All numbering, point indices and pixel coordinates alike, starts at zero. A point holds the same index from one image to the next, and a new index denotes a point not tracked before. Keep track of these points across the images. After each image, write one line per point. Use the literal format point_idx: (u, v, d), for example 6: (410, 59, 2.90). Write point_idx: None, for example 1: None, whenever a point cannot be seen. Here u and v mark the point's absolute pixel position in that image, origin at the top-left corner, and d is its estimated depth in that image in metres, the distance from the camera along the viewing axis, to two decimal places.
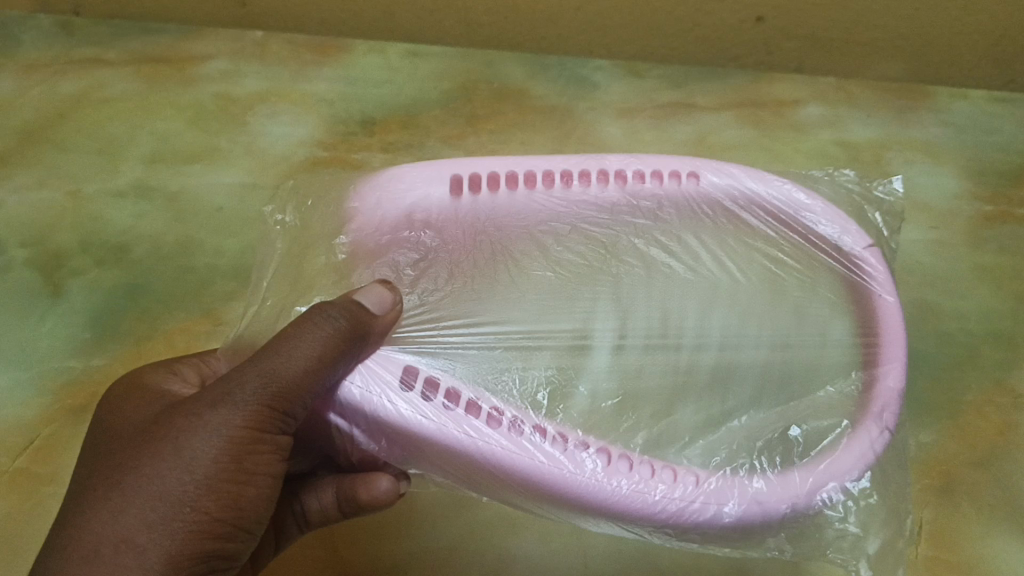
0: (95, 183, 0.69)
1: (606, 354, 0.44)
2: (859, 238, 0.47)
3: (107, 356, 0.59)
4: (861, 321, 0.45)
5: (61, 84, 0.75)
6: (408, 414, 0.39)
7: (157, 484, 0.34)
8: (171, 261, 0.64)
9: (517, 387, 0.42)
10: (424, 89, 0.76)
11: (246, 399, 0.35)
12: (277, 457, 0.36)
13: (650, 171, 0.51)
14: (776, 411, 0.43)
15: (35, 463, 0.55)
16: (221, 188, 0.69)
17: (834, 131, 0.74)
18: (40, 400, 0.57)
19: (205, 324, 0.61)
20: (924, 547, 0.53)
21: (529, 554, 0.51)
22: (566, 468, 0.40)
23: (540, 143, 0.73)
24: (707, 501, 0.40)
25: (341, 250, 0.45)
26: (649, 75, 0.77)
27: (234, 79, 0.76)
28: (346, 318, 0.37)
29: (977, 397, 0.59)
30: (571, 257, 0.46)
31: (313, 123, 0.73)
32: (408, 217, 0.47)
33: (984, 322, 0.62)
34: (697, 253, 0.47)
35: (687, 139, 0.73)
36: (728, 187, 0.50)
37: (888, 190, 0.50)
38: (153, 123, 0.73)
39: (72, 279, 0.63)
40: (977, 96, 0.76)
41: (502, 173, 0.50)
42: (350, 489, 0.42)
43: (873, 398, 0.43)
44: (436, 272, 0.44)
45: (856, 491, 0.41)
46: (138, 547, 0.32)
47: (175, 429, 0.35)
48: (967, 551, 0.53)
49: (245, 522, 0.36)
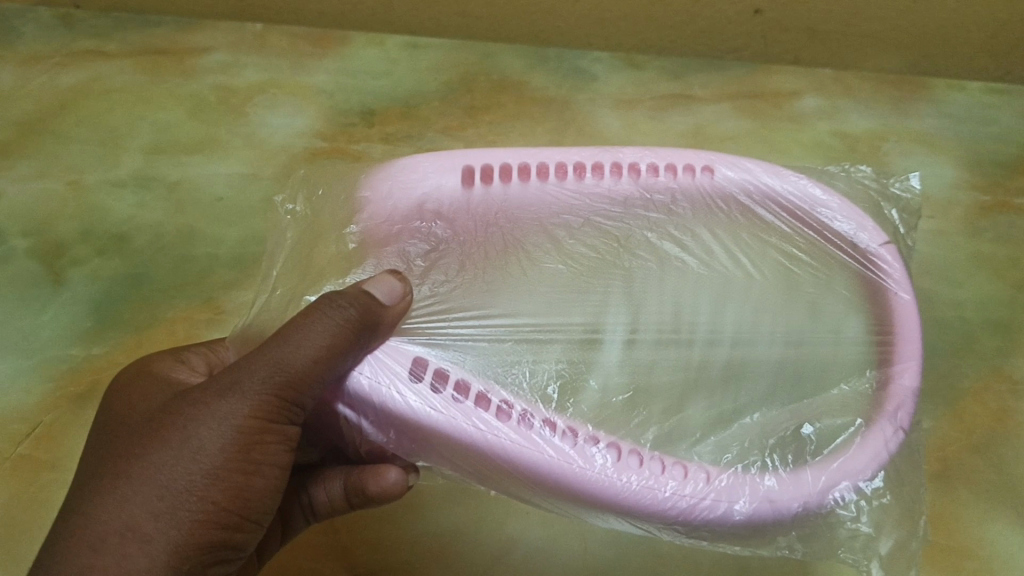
0: (96, 173, 0.68)
1: (618, 348, 0.43)
2: (875, 235, 0.47)
3: (109, 344, 0.59)
4: (876, 319, 0.45)
5: (61, 75, 0.74)
6: (417, 406, 0.39)
7: (163, 473, 0.33)
8: (173, 250, 0.64)
9: (528, 380, 0.41)
10: (424, 80, 0.75)
11: (255, 389, 0.34)
12: (285, 447, 0.36)
13: (663, 164, 0.50)
14: (788, 409, 0.43)
15: (38, 449, 0.54)
16: (222, 178, 0.68)
17: (833, 123, 0.73)
18: (41, 387, 0.57)
19: (206, 312, 0.60)
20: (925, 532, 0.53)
21: (535, 541, 0.51)
22: (576, 463, 0.40)
23: (541, 132, 0.72)
24: (718, 498, 0.40)
25: (352, 239, 0.44)
26: (648, 67, 0.77)
27: (233, 71, 0.75)
28: (356, 307, 0.37)
29: (974, 383, 0.58)
30: (583, 250, 0.46)
31: (312, 113, 0.72)
32: (419, 207, 0.46)
33: (981, 309, 0.62)
34: (710, 248, 0.47)
35: (687, 130, 0.73)
36: (743, 182, 0.49)
37: (905, 187, 0.50)
38: (154, 114, 0.72)
39: (72, 268, 0.63)
40: (974, 88, 0.76)
41: (514, 164, 0.49)
42: (359, 481, 0.42)
43: (887, 397, 0.43)
44: (447, 263, 0.44)
45: (869, 491, 0.41)
46: (146, 537, 0.32)
47: (183, 418, 0.34)
48: (966, 535, 0.53)
49: (252, 512, 0.35)
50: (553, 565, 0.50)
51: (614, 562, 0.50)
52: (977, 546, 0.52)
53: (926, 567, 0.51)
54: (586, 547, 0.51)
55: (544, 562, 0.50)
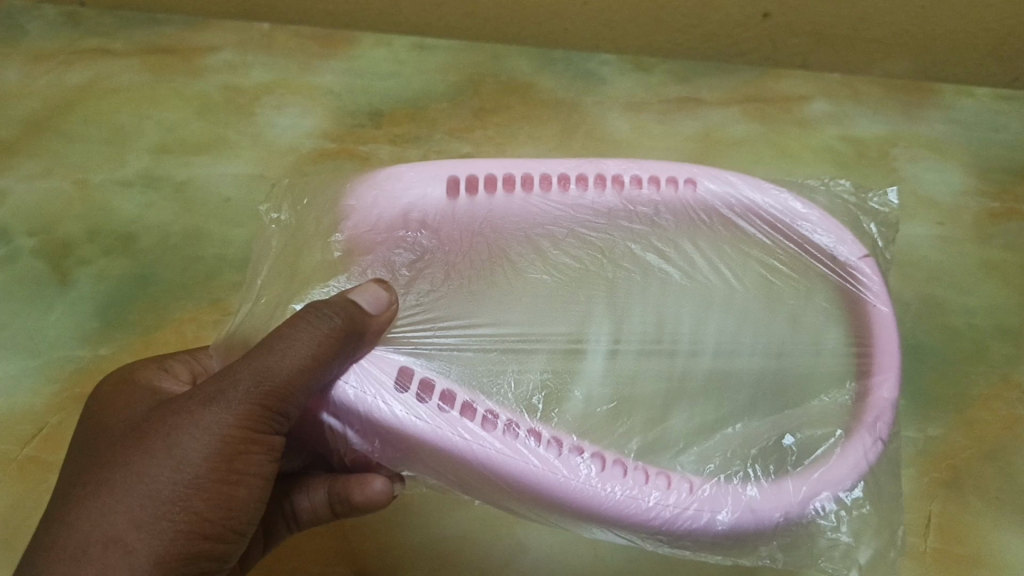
0: (103, 172, 0.69)
1: (602, 358, 0.44)
2: (854, 248, 0.47)
3: (116, 345, 0.60)
4: (855, 330, 0.45)
5: (70, 74, 0.75)
6: (403, 416, 0.39)
7: (147, 483, 0.34)
8: (179, 251, 0.65)
9: (513, 390, 0.42)
10: (431, 82, 0.76)
11: (238, 399, 0.35)
12: (268, 458, 0.37)
13: (647, 176, 0.51)
14: (770, 420, 0.43)
15: (44, 450, 0.55)
16: (228, 178, 0.69)
17: (840, 127, 0.73)
18: (48, 387, 0.58)
19: (214, 313, 0.61)
20: (931, 538, 0.52)
21: (537, 545, 0.51)
22: (561, 473, 0.40)
23: (548, 135, 0.72)
24: (701, 508, 0.40)
25: (337, 247, 0.44)
26: (655, 69, 0.77)
27: (241, 71, 0.76)
28: (342, 317, 0.37)
29: (981, 391, 0.58)
30: (567, 260, 0.47)
31: (321, 115, 0.73)
32: (403, 217, 0.47)
33: (990, 316, 0.62)
34: (693, 259, 0.47)
35: (693, 133, 0.72)
36: (726, 194, 0.50)
37: (883, 202, 0.50)
38: (160, 114, 0.73)
39: (80, 267, 0.64)
40: (983, 94, 0.75)
41: (500, 175, 0.50)
42: (343, 490, 0.42)
43: (868, 407, 0.43)
44: (432, 273, 0.44)
45: (849, 500, 0.41)
46: (128, 548, 0.33)
47: (166, 428, 0.35)
48: (974, 543, 0.52)
49: (235, 523, 0.36)
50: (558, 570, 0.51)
51: (623, 568, 0.51)
52: (984, 554, 0.51)
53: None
54: (596, 552, 0.51)
55: (546, 567, 0.51)
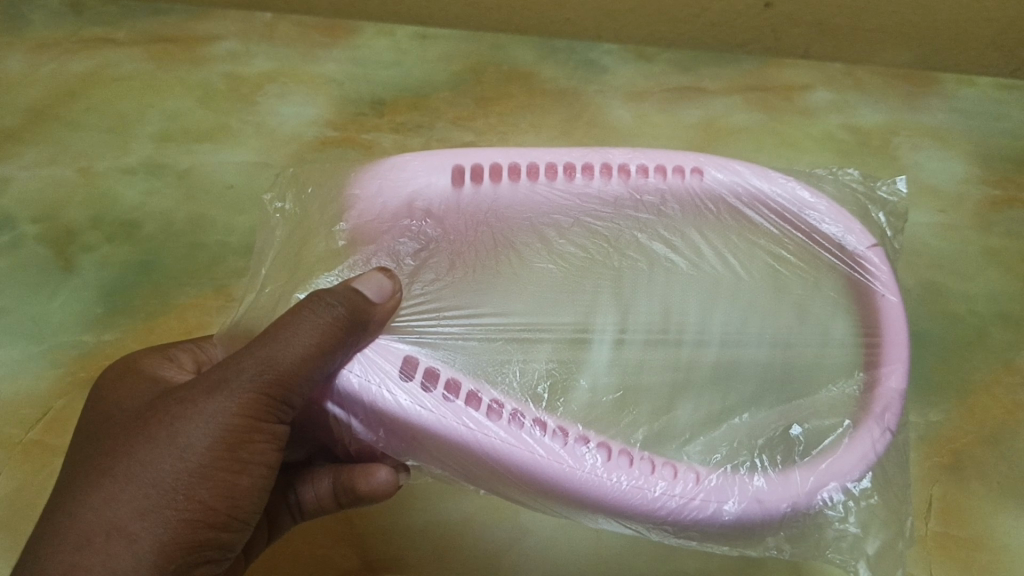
0: (106, 160, 0.69)
1: (607, 348, 0.44)
2: (862, 237, 0.47)
3: (120, 331, 0.60)
4: (863, 320, 0.45)
5: (72, 62, 0.75)
6: (407, 405, 0.39)
7: (150, 471, 0.34)
8: (183, 238, 0.64)
9: (519, 379, 0.42)
10: (433, 71, 0.75)
11: (243, 387, 0.35)
12: (273, 446, 0.37)
13: (653, 166, 0.51)
14: (777, 410, 0.43)
15: (48, 435, 0.55)
16: (231, 166, 0.68)
17: (843, 116, 0.72)
18: (52, 371, 0.58)
19: (217, 299, 0.61)
20: (934, 522, 0.52)
21: (542, 531, 0.51)
22: (566, 463, 0.40)
23: (550, 123, 0.72)
24: (707, 498, 0.40)
25: (341, 236, 0.44)
26: (659, 59, 0.76)
27: (243, 60, 0.76)
28: (346, 305, 0.37)
29: (985, 377, 0.58)
30: (573, 250, 0.46)
31: (323, 103, 0.73)
32: (408, 206, 0.47)
33: (991, 303, 0.61)
34: (699, 249, 0.47)
35: (696, 122, 0.72)
36: (732, 184, 0.50)
37: (892, 190, 0.50)
38: (163, 102, 0.73)
39: (84, 254, 0.64)
40: (984, 83, 0.75)
41: (504, 164, 0.50)
42: (348, 481, 0.42)
43: (874, 398, 0.43)
44: (437, 262, 0.44)
45: (857, 491, 0.41)
46: (132, 536, 0.33)
47: (170, 416, 0.35)
48: (977, 529, 0.52)
49: (239, 511, 0.36)
50: (565, 553, 0.51)
51: (624, 557, 0.51)
52: (988, 539, 0.51)
53: (937, 562, 0.50)
54: (600, 537, 0.51)
55: (550, 554, 0.51)
